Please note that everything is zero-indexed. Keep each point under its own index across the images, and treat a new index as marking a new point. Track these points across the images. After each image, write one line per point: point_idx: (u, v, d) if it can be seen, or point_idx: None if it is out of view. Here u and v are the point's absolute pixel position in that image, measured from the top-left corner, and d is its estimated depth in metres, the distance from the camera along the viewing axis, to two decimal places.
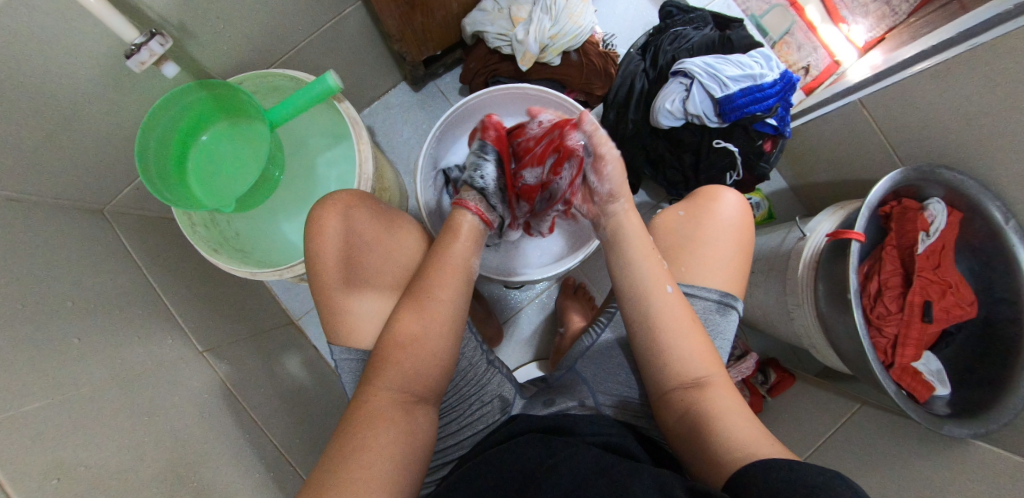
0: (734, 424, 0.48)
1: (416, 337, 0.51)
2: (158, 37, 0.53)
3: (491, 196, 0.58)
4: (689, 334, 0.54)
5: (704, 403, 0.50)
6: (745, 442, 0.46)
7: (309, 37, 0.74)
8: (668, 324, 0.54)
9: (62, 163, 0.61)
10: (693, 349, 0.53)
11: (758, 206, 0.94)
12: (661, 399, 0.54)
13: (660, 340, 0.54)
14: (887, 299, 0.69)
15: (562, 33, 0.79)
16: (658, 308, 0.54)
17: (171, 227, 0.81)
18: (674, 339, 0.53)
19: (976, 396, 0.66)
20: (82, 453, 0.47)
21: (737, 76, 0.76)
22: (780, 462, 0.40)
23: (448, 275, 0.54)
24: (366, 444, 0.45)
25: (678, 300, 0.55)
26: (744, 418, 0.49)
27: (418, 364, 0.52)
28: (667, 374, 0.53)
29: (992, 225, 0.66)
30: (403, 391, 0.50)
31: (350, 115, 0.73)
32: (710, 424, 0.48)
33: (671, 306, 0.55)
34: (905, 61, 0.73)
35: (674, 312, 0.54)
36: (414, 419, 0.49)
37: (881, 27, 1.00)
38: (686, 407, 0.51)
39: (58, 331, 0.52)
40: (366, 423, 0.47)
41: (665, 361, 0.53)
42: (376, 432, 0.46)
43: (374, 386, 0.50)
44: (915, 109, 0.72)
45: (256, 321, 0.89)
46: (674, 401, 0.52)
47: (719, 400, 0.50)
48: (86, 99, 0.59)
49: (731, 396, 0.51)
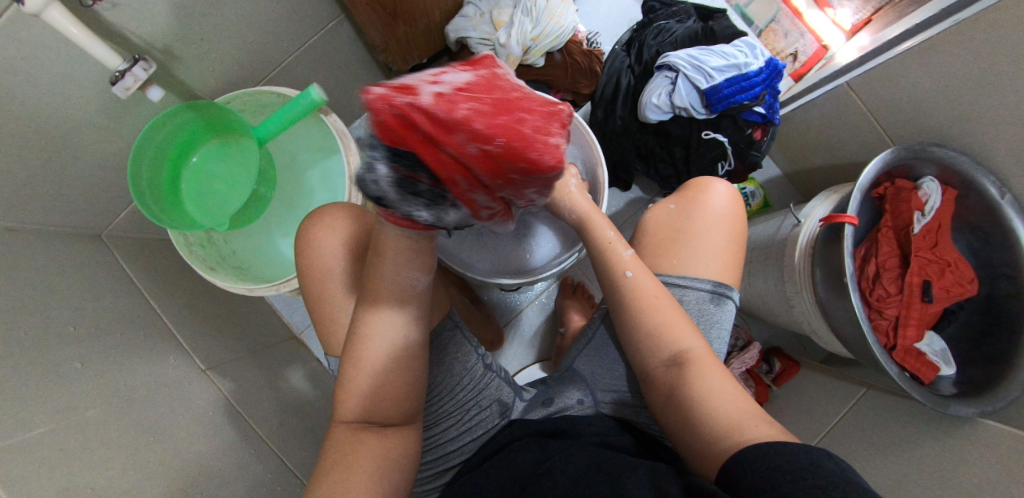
0: (720, 406, 0.47)
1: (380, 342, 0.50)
2: (142, 63, 0.54)
3: (395, 206, 0.38)
4: (661, 314, 0.54)
5: (687, 385, 0.49)
6: (731, 427, 0.45)
7: (295, 52, 0.74)
8: (639, 307, 0.54)
9: (58, 191, 0.62)
10: (666, 325, 0.53)
11: (752, 195, 0.94)
12: (648, 381, 0.54)
13: (637, 324, 0.54)
14: (886, 281, 0.68)
15: (544, 34, 0.79)
16: (627, 294, 0.55)
17: (168, 248, 0.82)
18: (644, 320, 0.54)
19: (981, 374, 0.65)
20: (88, 475, 0.47)
21: (722, 66, 0.76)
22: (768, 446, 0.39)
23: (399, 292, 0.48)
24: (342, 464, 0.47)
25: (645, 280, 0.56)
26: (732, 397, 0.48)
27: (398, 369, 0.51)
28: (647, 360, 0.53)
29: (988, 201, 0.65)
30: (369, 413, 0.50)
31: (337, 127, 0.74)
32: (695, 407, 0.48)
33: (639, 289, 0.55)
34: (891, 40, 0.72)
35: (641, 294, 0.55)
36: (387, 435, 0.50)
37: (868, 8, 0.96)
38: (671, 389, 0.51)
39: (59, 356, 0.53)
40: (343, 445, 0.48)
41: (644, 344, 0.54)
42: (350, 454, 0.47)
43: (342, 404, 0.50)
44: (903, 88, 0.71)
45: (258, 337, 0.90)
46: (658, 384, 0.52)
47: (704, 377, 0.49)
48: (77, 126, 0.60)
49: (718, 374, 0.50)
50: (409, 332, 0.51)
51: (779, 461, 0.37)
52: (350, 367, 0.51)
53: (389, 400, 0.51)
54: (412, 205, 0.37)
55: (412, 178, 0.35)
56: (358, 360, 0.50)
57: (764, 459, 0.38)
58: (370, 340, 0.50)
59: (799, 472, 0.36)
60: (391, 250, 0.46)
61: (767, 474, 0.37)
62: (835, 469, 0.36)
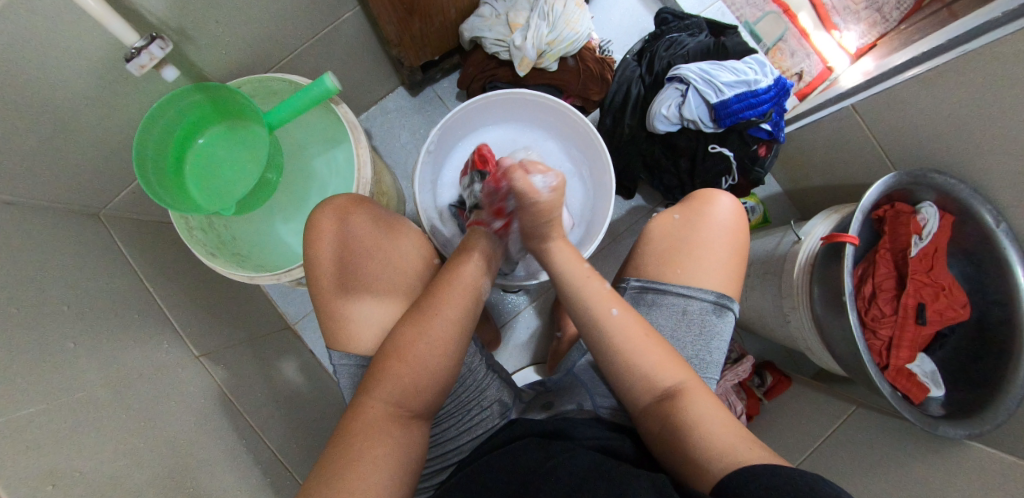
0: (715, 431, 0.47)
1: (433, 347, 0.52)
2: (159, 41, 0.53)
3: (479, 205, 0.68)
4: (647, 351, 0.53)
5: (676, 416, 0.49)
6: (725, 452, 0.45)
7: (308, 41, 0.74)
8: (627, 345, 0.53)
9: (59, 165, 0.61)
10: (659, 361, 0.53)
11: (753, 210, 0.95)
12: (639, 416, 0.53)
13: (625, 360, 0.53)
14: (882, 302, 0.70)
15: (559, 39, 0.80)
16: (613, 332, 0.54)
17: (167, 231, 0.81)
18: (633, 359, 0.53)
19: (969, 397, 0.67)
20: (77, 458, 0.46)
21: (732, 82, 0.77)
22: (765, 469, 0.40)
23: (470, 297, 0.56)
24: (370, 452, 0.45)
25: (629, 318, 0.55)
26: (725, 425, 0.48)
27: (421, 370, 0.51)
28: (638, 393, 0.53)
29: (983, 228, 0.67)
30: (403, 404, 0.50)
31: (348, 119, 0.73)
32: (689, 436, 0.48)
33: (624, 328, 0.54)
34: (897, 67, 0.74)
35: (627, 334, 0.54)
36: (413, 432, 0.50)
37: (872, 33, 1.02)
38: (661, 422, 0.51)
39: (53, 335, 0.52)
40: (370, 429, 0.47)
41: (632, 379, 0.53)
42: (378, 442, 0.46)
43: (375, 394, 0.50)
44: (907, 114, 0.73)
45: (253, 326, 0.89)
46: (649, 420, 0.52)
47: (698, 408, 0.49)
48: (84, 102, 0.59)
49: (709, 401, 0.50)
50: (452, 339, 0.53)
51: (772, 482, 0.38)
52: (388, 360, 0.52)
53: (425, 397, 0.51)
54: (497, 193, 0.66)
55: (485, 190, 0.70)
56: (404, 357, 0.51)
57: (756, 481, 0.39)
58: (426, 341, 0.52)
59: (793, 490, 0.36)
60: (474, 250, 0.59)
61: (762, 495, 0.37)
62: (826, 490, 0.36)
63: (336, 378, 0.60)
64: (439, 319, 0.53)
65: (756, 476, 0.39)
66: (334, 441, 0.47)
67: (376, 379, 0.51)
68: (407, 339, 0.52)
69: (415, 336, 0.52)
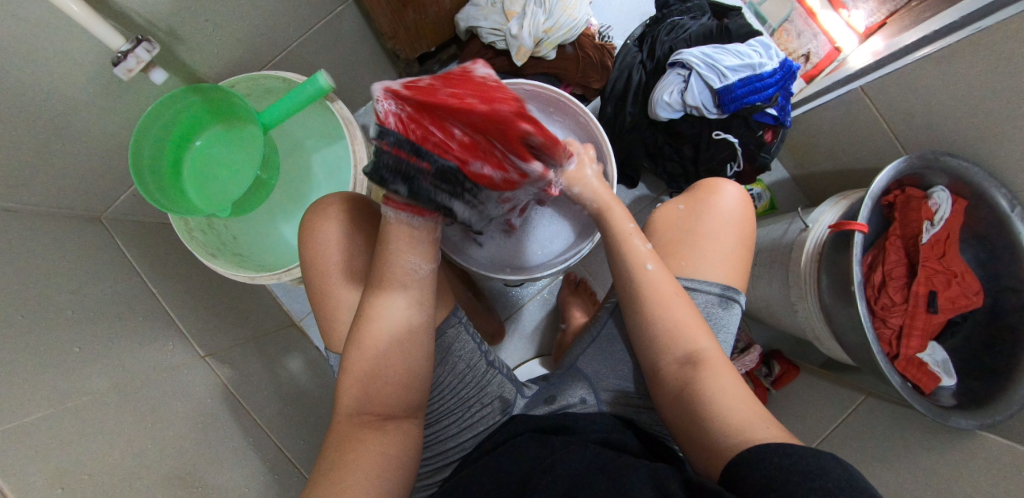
0: (731, 406, 0.47)
1: (388, 341, 0.51)
2: (145, 43, 0.52)
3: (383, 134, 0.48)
4: (677, 311, 0.53)
5: (697, 381, 0.50)
6: (742, 428, 0.45)
7: (301, 37, 0.73)
8: (650, 301, 0.54)
9: (57, 170, 0.61)
10: (682, 324, 0.53)
11: (759, 197, 0.93)
12: (656, 378, 0.54)
13: (648, 321, 0.54)
14: (892, 290, 0.68)
15: (557, 27, 0.78)
16: (645, 288, 0.54)
17: (167, 232, 0.81)
18: (659, 317, 0.53)
19: (983, 386, 0.65)
20: (85, 461, 0.47)
21: (735, 66, 0.75)
22: (777, 448, 0.39)
23: (406, 280, 0.52)
24: (347, 459, 0.46)
25: (662, 276, 0.55)
26: (739, 398, 0.48)
27: (396, 371, 0.51)
28: (658, 353, 0.53)
29: (997, 212, 0.65)
30: (373, 411, 0.50)
31: (343, 115, 0.72)
32: (705, 403, 0.48)
33: (657, 282, 0.54)
34: (908, 46, 0.71)
35: (658, 290, 0.54)
36: (392, 433, 0.50)
37: (881, 11, 0.97)
38: (679, 386, 0.51)
39: (57, 340, 0.52)
40: (344, 440, 0.48)
41: (655, 340, 0.53)
42: (353, 449, 0.46)
43: (343, 406, 0.50)
44: (918, 95, 0.70)
45: (257, 324, 0.89)
46: (666, 383, 0.52)
47: (716, 377, 0.49)
48: (77, 106, 0.58)
49: (726, 371, 0.50)
50: (415, 331, 0.52)
51: (785, 465, 0.37)
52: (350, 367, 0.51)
53: (392, 398, 0.51)
54: (395, 177, 0.48)
55: (383, 148, 0.48)
56: (363, 363, 0.51)
57: (768, 459, 0.38)
58: (376, 344, 0.51)
59: (807, 476, 0.35)
60: (397, 234, 0.51)
61: (775, 476, 0.37)
62: (842, 475, 0.35)
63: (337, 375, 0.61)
64: (385, 320, 0.51)
65: (767, 455, 0.39)
66: (326, 449, 0.48)
67: (347, 386, 0.51)
68: (360, 347, 0.51)
69: (378, 332, 0.51)
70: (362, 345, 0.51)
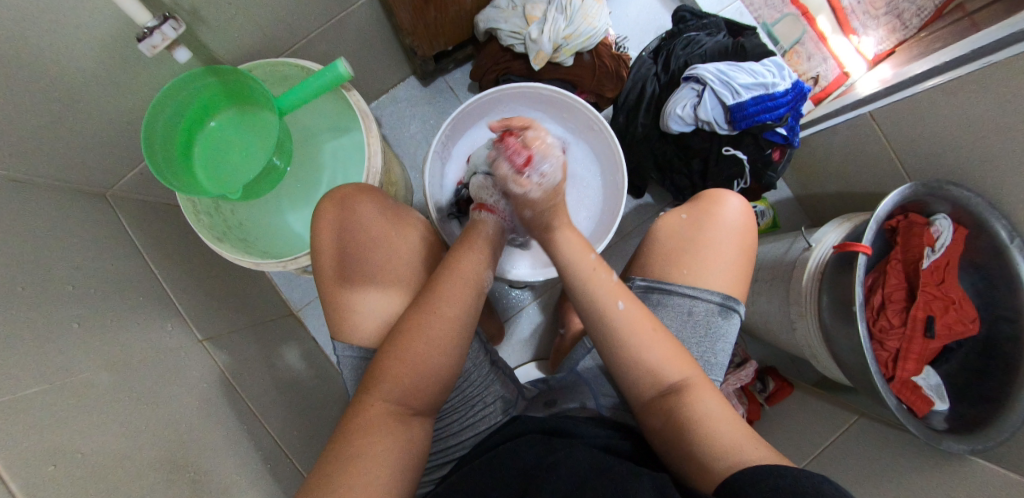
0: (720, 429, 0.47)
1: (427, 337, 0.51)
2: (172, 21, 0.52)
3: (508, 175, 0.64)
4: (652, 346, 0.52)
5: (685, 407, 0.49)
6: (729, 451, 0.45)
7: (321, 27, 0.73)
8: (629, 341, 0.52)
9: (66, 144, 0.60)
10: (664, 356, 0.52)
11: (763, 215, 0.94)
12: (642, 410, 0.53)
13: (628, 358, 0.52)
14: (890, 313, 0.69)
15: (577, 34, 0.79)
16: (619, 328, 0.53)
17: (171, 213, 0.80)
18: (638, 354, 0.52)
19: (975, 412, 0.66)
20: (78, 440, 0.46)
21: (749, 84, 0.76)
22: (772, 470, 0.40)
23: (470, 285, 0.55)
24: (373, 451, 0.45)
25: (635, 310, 0.54)
26: (730, 423, 0.48)
27: (425, 366, 0.51)
28: (638, 388, 0.52)
29: (996, 243, 0.66)
30: (404, 403, 0.50)
31: (359, 106, 0.72)
32: (692, 431, 0.48)
33: (632, 321, 0.53)
34: (916, 76, 0.73)
35: (633, 330, 0.52)
36: (415, 429, 0.49)
37: (891, 40, 1.00)
38: (665, 415, 0.50)
39: (57, 314, 0.52)
40: (371, 428, 0.47)
41: (635, 373, 0.52)
42: (380, 441, 0.46)
43: (375, 392, 0.49)
44: (925, 124, 0.72)
45: (255, 311, 0.88)
46: (651, 413, 0.51)
47: (702, 403, 0.49)
48: (92, 80, 0.58)
49: (713, 396, 0.50)
50: (456, 331, 0.52)
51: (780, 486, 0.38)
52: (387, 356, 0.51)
53: (425, 394, 0.51)
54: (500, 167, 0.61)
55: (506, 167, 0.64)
56: (399, 353, 0.50)
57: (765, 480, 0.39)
58: (426, 340, 0.51)
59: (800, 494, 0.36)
60: (477, 244, 0.57)
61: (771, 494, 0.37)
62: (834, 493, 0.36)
63: (341, 367, 0.60)
64: (440, 318, 0.52)
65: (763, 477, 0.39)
66: (334, 443, 0.46)
67: (374, 377, 0.50)
68: (403, 339, 0.51)
69: (417, 324, 0.52)
70: (402, 341, 0.51)
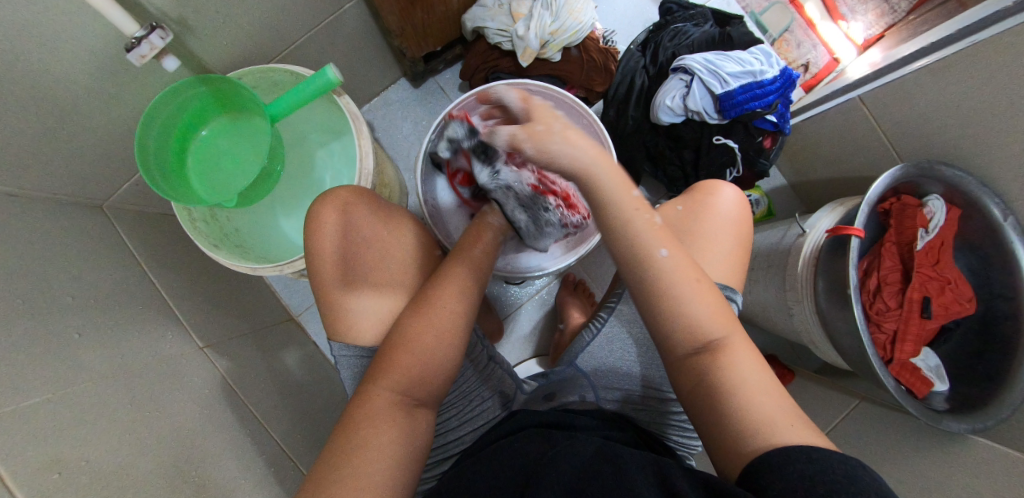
0: (759, 399, 0.45)
1: (435, 333, 0.52)
2: (158, 31, 0.53)
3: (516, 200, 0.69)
4: (698, 300, 0.48)
5: (717, 373, 0.46)
6: (766, 425, 0.43)
7: (309, 32, 0.74)
8: (674, 290, 0.48)
9: (60, 156, 0.61)
10: (707, 312, 0.48)
11: (757, 203, 0.94)
12: (671, 367, 0.50)
13: (664, 311, 0.48)
14: (887, 296, 0.69)
15: (562, 29, 0.79)
16: (664, 275, 0.48)
17: (168, 223, 0.81)
18: (680, 308, 0.48)
19: (975, 391, 0.66)
20: (81, 447, 0.47)
21: (737, 72, 0.76)
22: (802, 453, 0.39)
23: (470, 283, 0.56)
24: (375, 441, 0.46)
25: (678, 264, 0.48)
26: (765, 391, 0.46)
27: (431, 361, 0.51)
28: (675, 344, 0.48)
29: (990, 221, 0.66)
30: (408, 394, 0.50)
31: (350, 110, 0.73)
32: (730, 396, 0.45)
33: (679, 269, 0.48)
34: (904, 58, 0.73)
35: (674, 281, 0.47)
36: (420, 420, 0.50)
37: (880, 24, 1.00)
38: (697, 377, 0.47)
39: (58, 326, 0.52)
40: (374, 417, 0.47)
41: (669, 329, 0.48)
42: (380, 430, 0.46)
43: (379, 383, 0.50)
44: (914, 105, 0.72)
45: (255, 317, 0.89)
46: (684, 371, 0.48)
47: (740, 367, 0.47)
48: (83, 93, 0.58)
49: (751, 361, 0.48)
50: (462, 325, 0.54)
51: (809, 472, 0.37)
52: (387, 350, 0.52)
53: (431, 385, 0.51)
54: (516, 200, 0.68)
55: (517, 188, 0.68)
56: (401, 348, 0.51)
57: (792, 467, 0.38)
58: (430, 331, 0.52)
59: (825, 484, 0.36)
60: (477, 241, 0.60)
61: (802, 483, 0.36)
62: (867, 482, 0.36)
63: (340, 368, 0.61)
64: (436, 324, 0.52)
65: (790, 462, 0.38)
66: (336, 435, 0.47)
67: (381, 369, 0.51)
68: (403, 336, 0.52)
69: (421, 320, 0.52)
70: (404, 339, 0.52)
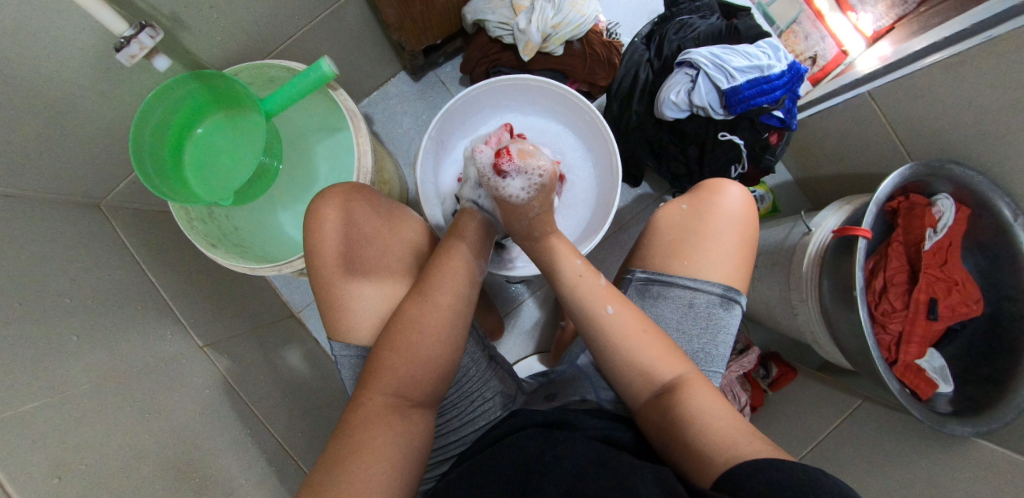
0: (716, 423, 0.46)
1: (421, 350, 0.52)
2: (149, 30, 0.52)
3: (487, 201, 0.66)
4: (643, 347, 0.53)
5: (677, 405, 0.49)
6: (725, 442, 0.44)
7: (305, 26, 0.72)
8: (622, 342, 0.53)
9: (54, 155, 0.60)
10: (654, 354, 0.52)
11: (763, 199, 0.93)
12: (636, 413, 0.53)
13: (617, 361, 0.53)
14: (893, 296, 0.68)
15: (565, 22, 0.77)
16: (607, 331, 0.54)
17: (165, 220, 0.80)
18: (626, 356, 0.53)
19: (979, 393, 0.66)
20: (82, 451, 0.46)
21: (744, 67, 0.74)
22: (766, 462, 0.39)
23: (456, 305, 0.55)
24: (373, 443, 0.45)
25: (624, 315, 0.55)
26: (727, 416, 0.47)
27: (425, 370, 0.51)
28: (633, 389, 0.52)
29: (1000, 222, 0.65)
30: (403, 396, 0.50)
31: (347, 106, 0.72)
32: (689, 426, 0.47)
33: (622, 321, 0.54)
34: (915, 53, 0.71)
35: (622, 331, 0.53)
36: (417, 423, 0.49)
37: (890, 16, 0.96)
38: (660, 417, 0.50)
39: (57, 328, 0.52)
40: (373, 421, 0.47)
41: (627, 374, 0.53)
42: (381, 433, 0.46)
43: (375, 386, 0.49)
44: (925, 102, 0.70)
45: (255, 315, 0.89)
46: (647, 415, 0.51)
47: (699, 399, 0.49)
48: (73, 91, 0.57)
49: (707, 393, 0.49)
50: (450, 345, 0.53)
51: (776, 478, 0.37)
52: (382, 355, 0.51)
53: (424, 387, 0.51)
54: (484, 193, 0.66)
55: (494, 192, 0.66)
56: (394, 359, 0.51)
57: (758, 476, 0.38)
58: (420, 334, 0.52)
59: (795, 486, 0.35)
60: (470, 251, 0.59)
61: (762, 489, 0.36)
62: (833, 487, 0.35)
63: (338, 368, 0.60)
64: (426, 328, 0.52)
65: (754, 472, 0.38)
66: (337, 435, 0.46)
67: (375, 373, 0.50)
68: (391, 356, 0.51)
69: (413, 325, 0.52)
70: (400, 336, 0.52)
